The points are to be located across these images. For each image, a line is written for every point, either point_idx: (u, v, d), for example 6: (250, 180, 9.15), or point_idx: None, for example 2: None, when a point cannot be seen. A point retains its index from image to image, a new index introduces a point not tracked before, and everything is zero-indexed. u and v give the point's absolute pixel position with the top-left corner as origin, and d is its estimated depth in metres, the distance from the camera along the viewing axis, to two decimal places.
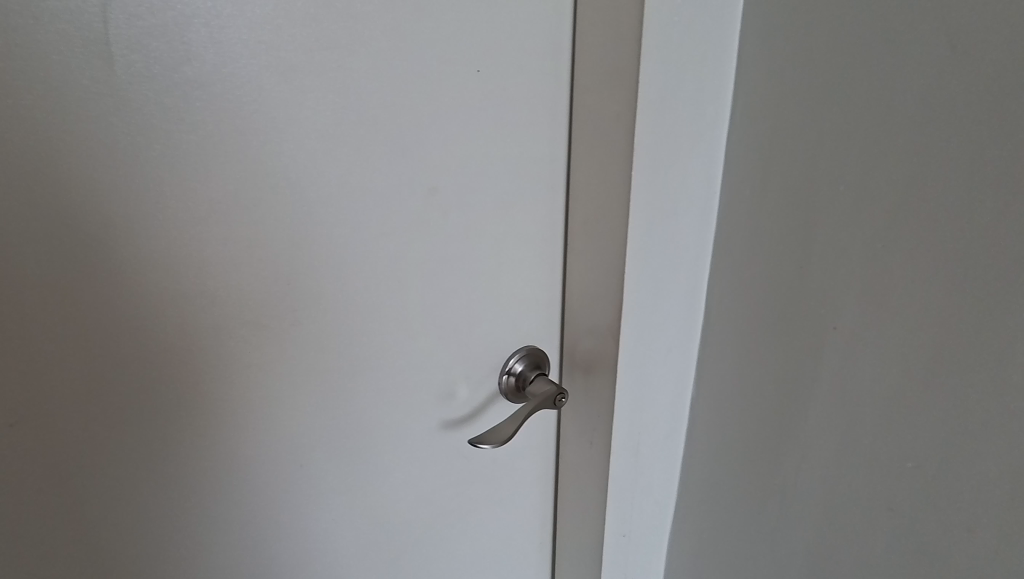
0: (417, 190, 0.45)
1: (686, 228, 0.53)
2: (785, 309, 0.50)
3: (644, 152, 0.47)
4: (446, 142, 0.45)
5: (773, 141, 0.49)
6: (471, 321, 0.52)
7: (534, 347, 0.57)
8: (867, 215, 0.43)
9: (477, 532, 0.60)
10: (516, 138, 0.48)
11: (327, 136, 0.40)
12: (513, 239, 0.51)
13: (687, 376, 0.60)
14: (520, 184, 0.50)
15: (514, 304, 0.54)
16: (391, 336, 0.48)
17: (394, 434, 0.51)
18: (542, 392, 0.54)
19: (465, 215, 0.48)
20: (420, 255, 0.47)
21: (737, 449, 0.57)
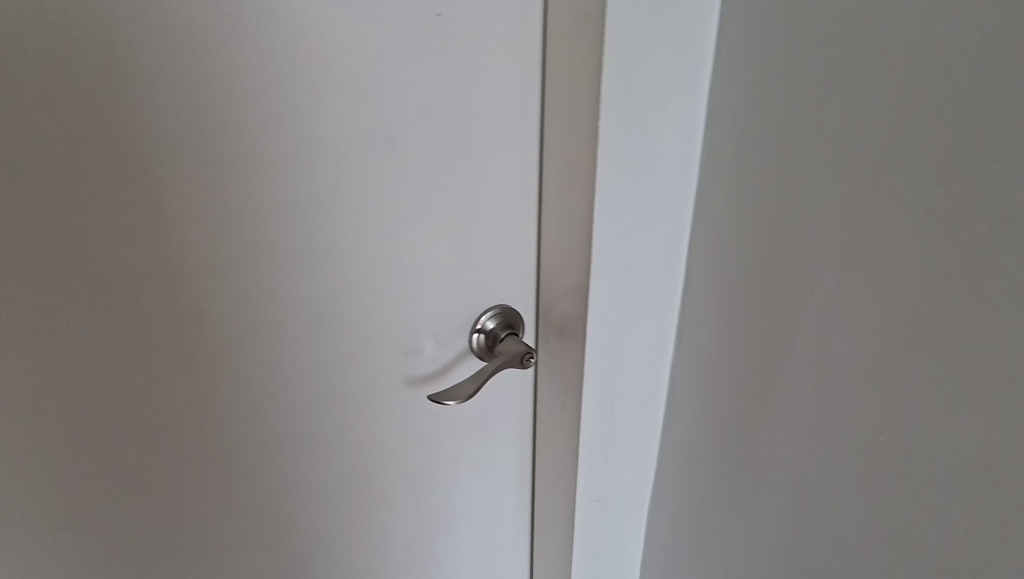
0: (374, 138, 0.44)
1: (663, 185, 0.50)
2: (762, 273, 0.48)
3: (613, 103, 0.44)
4: (406, 89, 0.44)
5: (755, 93, 0.46)
6: (437, 276, 0.51)
7: (507, 305, 0.56)
8: (849, 172, 0.40)
9: (447, 490, 0.60)
10: (483, 87, 0.47)
11: (277, 81, 0.39)
12: (482, 193, 0.50)
13: (666, 342, 0.58)
14: (488, 135, 0.48)
15: (484, 261, 0.53)
16: (351, 289, 0.47)
17: (357, 388, 0.51)
18: (511, 350, 0.53)
19: (428, 166, 0.47)
20: (380, 207, 0.46)
21: (713, 418, 0.56)
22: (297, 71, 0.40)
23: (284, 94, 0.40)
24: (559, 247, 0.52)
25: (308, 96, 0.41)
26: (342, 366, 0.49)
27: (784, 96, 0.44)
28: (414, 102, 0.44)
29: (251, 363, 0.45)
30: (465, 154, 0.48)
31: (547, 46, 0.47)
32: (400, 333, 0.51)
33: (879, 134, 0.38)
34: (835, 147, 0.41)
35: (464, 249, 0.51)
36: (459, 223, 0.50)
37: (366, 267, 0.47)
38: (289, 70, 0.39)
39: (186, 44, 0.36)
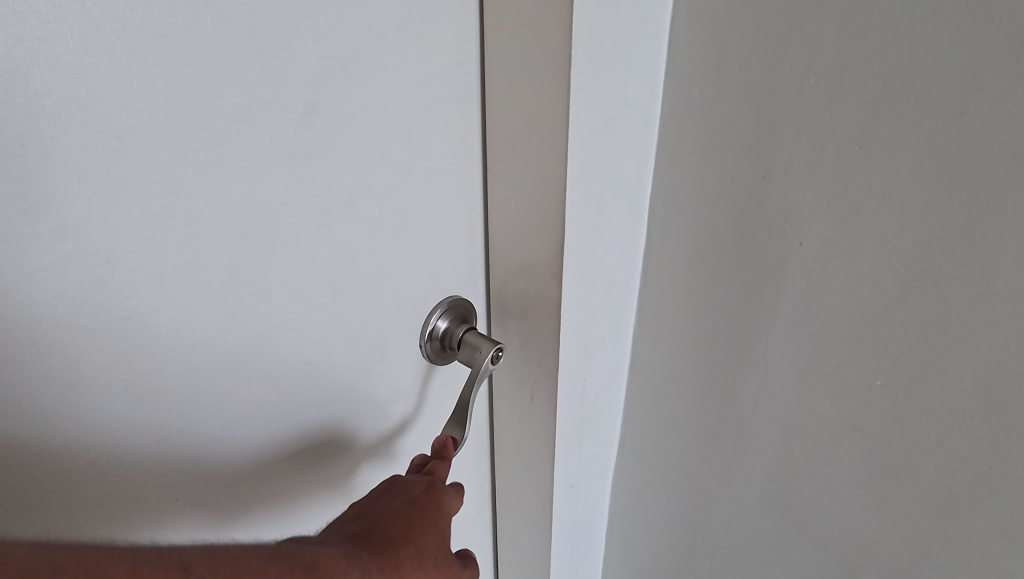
0: (289, 110, 0.33)
1: (627, 140, 0.44)
2: (741, 227, 0.44)
3: (584, 47, 0.37)
4: (322, 38, 0.33)
5: (723, 27, 0.41)
6: (377, 273, 0.41)
7: (457, 297, 0.48)
8: (840, 114, 0.38)
9: None
10: (415, 29, 0.37)
11: (138, 33, 0.27)
12: (424, 168, 0.41)
13: (629, 310, 0.54)
14: (424, 95, 0.39)
15: (429, 247, 0.44)
16: (275, 305, 0.36)
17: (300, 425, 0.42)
18: (473, 351, 0.46)
19: (357, 138, 0.37)
20: (304, 200, 0.35)
21: (688, 383, 0.53)
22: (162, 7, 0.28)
23: (148, 44, 0.28)
24: (515, 222, 0.44)
25: (185, 44, 0.29)
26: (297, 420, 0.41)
27: (761, 28, 0.39)
28: (331, 54, 0.34)
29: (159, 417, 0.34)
30: (398, 119, 0.38)
31: None
32: (338, 347, 0.41)
33: (876, 69, 0.36)
34: (826, 84, 0.38)
35: (406, 237, 0.42)
36: (399, 207, 0.40)
37: (293, 275, 0.37)
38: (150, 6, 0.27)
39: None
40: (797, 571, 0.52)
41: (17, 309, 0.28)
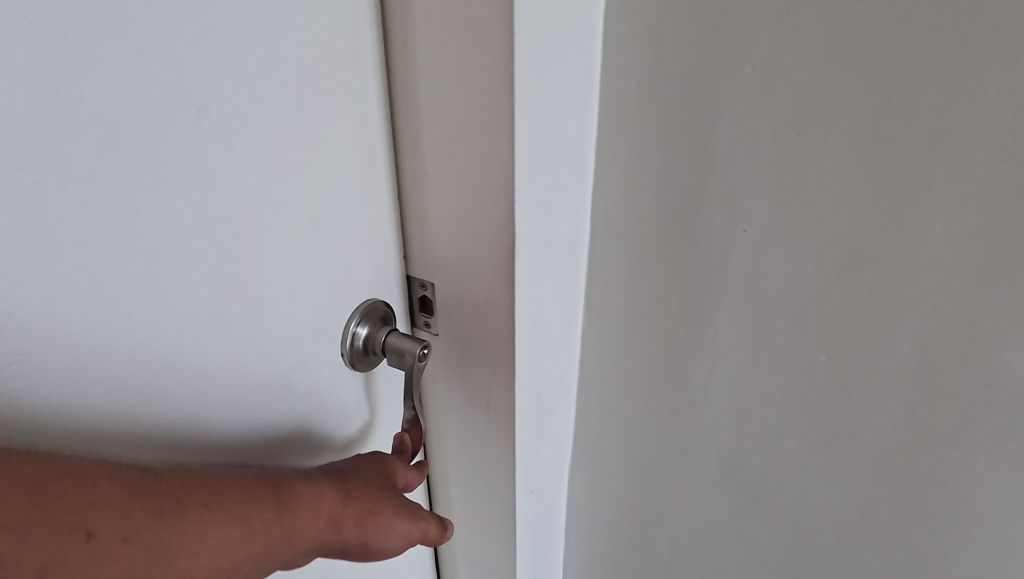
0: (172, 109, 0.29)
1: (568, 136, 0.43)
2: (684, 217, 0.45)
3: (524, 39, 0.35)
4: (203, 29, 0.30)
5: (657, 17, 0.40)
6: (289, 287, 0.38)
7: (375, 301, 0.44)
8: (776, 101, 0.38)
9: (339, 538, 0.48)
10: (312, 19, 0.34)
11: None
12: (330, 167, 0.38)
13: (577, 307, 0.53)
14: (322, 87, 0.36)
15: (343, 254, 0.41)
16: (178, 334, 0.32)
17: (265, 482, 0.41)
18: (403, 353, 0.43)
19: (257, 141, 0.33)
20: (203, 209, 0.32)
21: (639, 374, 0.53)
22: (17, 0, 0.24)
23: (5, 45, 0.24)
24: (457, 227, 0.42)
25: (51, 45, 0.25)
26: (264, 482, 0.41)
27: (693, 16, 0.39)
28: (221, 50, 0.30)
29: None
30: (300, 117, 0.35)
31: None
32: (255, 367, 0.37)
33: (810, 56, 0.36)
34: (761, 73, 0.38)
35: (318, 246, 0.39)
36: (306, 213, 0.37)
37: (196, 296, 0.33)
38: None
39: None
40: (753, 544, 0.54)
41: None
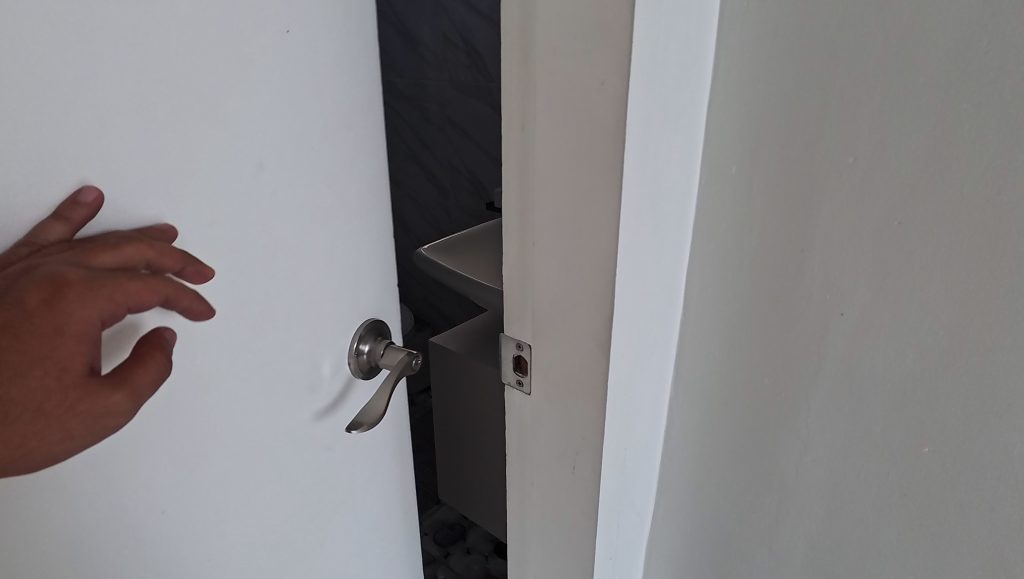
0: (242, 166, 0.36)
1: (668, 214, 0.45)
2: (780, 296, 0.46)
3: (636, 129, 0.38)
4: (269, 109, 0.37)
5: (760, 110, 0.43)
6: (324, 312, 0.44)
7: (376, 317, 0.49)
8: (878, 192, 0.40)
9: (363, 530, 0.53)
10: (349, 97, 0.42)
11: (136, 110, 0.31)
12: (356, 211, 0.45)
13: (666, 378, 0.54)
14: (351, 148, 0.43)
15: (357, 284, 0.47)
16: (234, 347, 0.39)
17: (322, 488, 0.48)
18: (406, 364, 0.48)
19: (294, 189, 0.40)
20: (258, 241, 0.38)
21: (727, 448, 0.53)
22: (156, 91, 0.32)
23: (147, 119, 0.32)
24: (560, 295, 0.45)
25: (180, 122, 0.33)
26: (318, 491, 0.47)
27: (796, 107, 0.41)
28: (272, 116, 0.38)
29: (150, 488, 0.36)
30: (329, 170, 0.42)
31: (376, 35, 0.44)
32: (293, 368, 0.43)
33: (913, 152, 0.38)
34: (865, 163, 0.40)
35: (338, 278, 0.45)
36: (323, 249, 0.43)
37: (253, 314, 0.39)
38: (145, 89, 0.31)
39: (23, 57, 0.27)
40: None
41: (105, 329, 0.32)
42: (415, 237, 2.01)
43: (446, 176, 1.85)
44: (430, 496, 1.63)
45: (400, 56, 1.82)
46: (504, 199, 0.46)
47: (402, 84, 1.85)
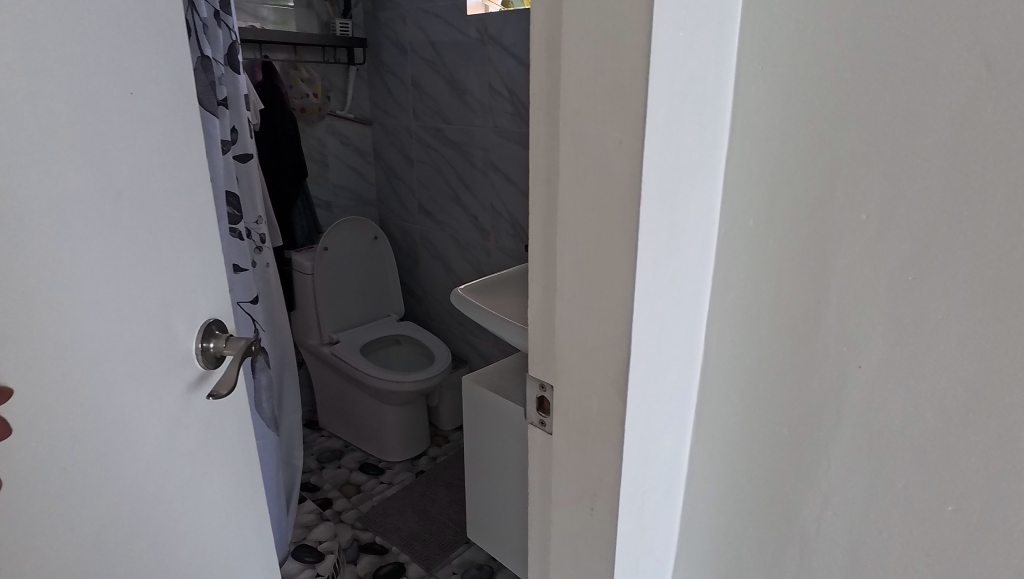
0: (104, 196, 0.54)
1: (687, 263, 0.47)
2: (796, 346, 0.46)
3: (652, 186, 0.41)
4: (132, 162, 0.56)
5: (775, 167, 0.44)
6: (178, 319, 0.63)
7: (212, 318, 0.68)
8: (889, 248, 0.41)
9: (205, 505, 0.69)
10: (176, 144, 0.61)
11: (41, 169, 0.49)
12: (196, 230, 0.65)
13: (687, 424, 0.54)
14: (185, 183, 0.63)
15: (196, 293, 0.65)
16: (86, 336, 0.54)
17: (173, 460, 0.64)
18: (246, 348, 0.69)
19: (150, 220, 0.59)
20: (115, 252, 0.55)
21: (747, 498, 0.53)
22: (49, 151, 0.50)
23: (40, 171, 0.49)
24: (578, 338, 0.47)
25: (68, 166, 0.51)
26: (191, 472, 0.66)
27: (806, 165, 0.43)
28: (104, 152, 0.54)
29: (27, 443, 0.51)
30: (179, 201, 0.62)
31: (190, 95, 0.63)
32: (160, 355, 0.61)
33: (926, 210, 0.39)
34: (878, 219, 0.41)
35: (189, 288, 0.64)
36: (147, 250, 0.59)
37: (116, 312, 0.56)
38: (59, 160, 0.50)
39: None
40: None
41: (38, 324, 0.50)
42: (455, 276, 2.06)
43: (487, 219, 1.91)
44: (460, 534, 1.63)
45: (448, 104, 1.91)
46: (529, 247, 0.49)
47: (448, 130, 1.93)
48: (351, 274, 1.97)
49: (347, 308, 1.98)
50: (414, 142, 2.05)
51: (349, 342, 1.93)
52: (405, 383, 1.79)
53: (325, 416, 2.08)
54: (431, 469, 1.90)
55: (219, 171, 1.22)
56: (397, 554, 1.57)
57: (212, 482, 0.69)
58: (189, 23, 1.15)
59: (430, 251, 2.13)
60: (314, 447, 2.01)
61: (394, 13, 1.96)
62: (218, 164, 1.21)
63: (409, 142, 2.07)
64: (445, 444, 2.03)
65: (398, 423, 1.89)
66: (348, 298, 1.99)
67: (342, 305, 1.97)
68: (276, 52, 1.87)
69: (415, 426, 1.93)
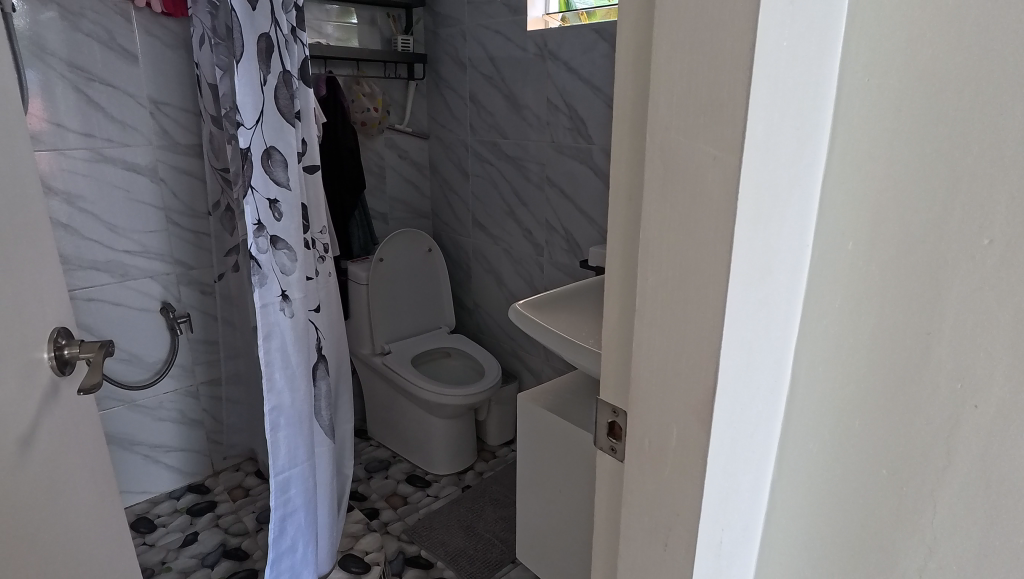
0: None
1: (779, 288, 0.44)
2: (897, 380, 0.43)
3: (748, 204, 0.38)
4: None
5: (880, 186, 0.41)
6: (30, 327, 0.68)
7: (57, 327, 0.74)
8: (1014, 277, 0.37)
9: (69, 500, 0.74)
10: (7, 157, 0.66)
11: None
12: (28, 237, 0.70)
13: (768, 459, 0.50)
14: (17, 195, 0.68)
15: (40, 300, 0.71)
16: None
17: (42, 458, 0.69)
18: (103, 349, 0.76)
19: None
20: None
21: (837, 542, 0.49)
22: None
23: None
24: (657, 363, 0.45)
25: None
26: (56, 471, 0.72)
27: (916, 185, 0.39)
28: None
29: None
30: (16, 211, 0.68)
31: (12, 109, 0.68)
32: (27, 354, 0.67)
33: None
34: (1002, 246, 0.37)
35: (32, 294, 0.69)
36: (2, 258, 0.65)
37: None
38: None
39: None
40: None
41: None
42: (508, 290, 2.05)
43: (541, 233, 1.90)
44: (506, 553, 1.60)
45: (505, 118, 1.91)
46: (607, 266, 0.48)
47: (505, 145, 1.94)
48: (405, 285, 2.00)
49: (399, 319, 2.00)
50: (471, 156, 2.07)
51: (401, 352, 1.95)
52: (453, 395, 1.78)
53: (374, 426, 2.10)
54: (478, 484, 1.88)
55: (297, 181, 1.27)
56: (442, 569, 1.55)
57: (69, 482, 0.74)
58: (271, 38, 1.19)
59: (483, 265, 2.13)
60: (362, 456, 2.03)
61: (455, 29, 1.99)
62: (295, 174, 1.27)
63: (465, 156, 2.09)
64: (492, 459, 2.01)
65: (447, 436, 1.89)
66: (401, 309, 2.01)
67: (395, 316, 1.99)
68: (340, 67, 1.93)
69: (461, 439, 1.92)
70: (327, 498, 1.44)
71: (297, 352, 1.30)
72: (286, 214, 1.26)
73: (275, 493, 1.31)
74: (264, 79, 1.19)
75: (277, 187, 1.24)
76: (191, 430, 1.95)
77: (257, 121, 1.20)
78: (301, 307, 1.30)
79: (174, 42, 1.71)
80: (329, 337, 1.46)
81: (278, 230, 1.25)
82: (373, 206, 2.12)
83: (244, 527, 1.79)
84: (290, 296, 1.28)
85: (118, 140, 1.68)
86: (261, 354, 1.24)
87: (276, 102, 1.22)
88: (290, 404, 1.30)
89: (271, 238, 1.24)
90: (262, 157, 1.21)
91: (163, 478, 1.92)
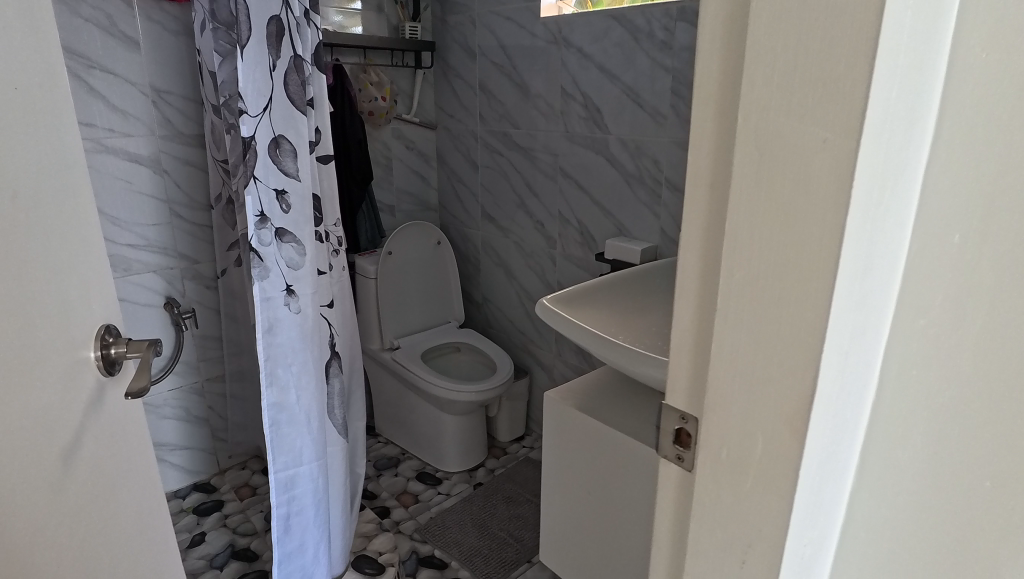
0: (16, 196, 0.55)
1: (876, 285, 0.40)
2: (1006, 384, 0.39)
3: (863, 188, 0.35)
4: (32, 162, 0.58)
5: (993, 174, 0.37)
6: (76, 325, 0.65)
7: (105, 323, 0.70)
8: None
9: (114, 508, 0.70)
10: (56, 141, 0.62)
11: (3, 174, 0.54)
12: (78, 226, 0.66)
13: (848, 469, 0.47)
14: (67, 181, 0.64)
15: (88, 295, 0.67)
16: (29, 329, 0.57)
17: (89, 465, 0.65)
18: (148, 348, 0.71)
19: (44, 220, 0.60)
20: (27, 251, 0.57)
21: (925, 558, 0.45)
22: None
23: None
24: (741, 367, 0.41)
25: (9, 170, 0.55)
26: (101, 479, 0.68)
27: None
28: (11, 154, 0.55)
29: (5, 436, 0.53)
30: (64, 200, 0.64)
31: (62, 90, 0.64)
32: (73, 354, 0.64)
33: None
34: None
35: (80, 289, 0.66)
36: (50, 250, 0.61)
37: (31, 312, 0.57)
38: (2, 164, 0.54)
39: None
40: None
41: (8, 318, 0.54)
42: (518, 284, 2.01)
43: (555, 225, 1.85)
44: (522, 552, 1.57)
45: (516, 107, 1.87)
46: (681, 262, 0.44)
47: (516, 134, 1.89)
48: (414, 279, 1.96)
49: (407, 313, 1.96)
50: (480, 146, 2.02)
51: (410, 347, 1.91)
52: (466, 391, 1.75)
53: (382, 423, 2.06)
54: (489, 482, 1.85)
55: (307, 171, 1.23)
56: (457, 570, 1.52)
57: (116, 489, 0.71)
58: (282, 20, 1.14)
59: (492, 258, 2.09)
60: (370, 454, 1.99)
61: (464, 16, 1.93)
62: (306, 164, 1.22)
63: (474, 146, 2.04)
64: (502, 456, 1.98)
65: (457, 432, 1.85)
66: (410, 304, 1.97)
67: (403, 310, 1.95)
68: (347, 55, 1.88)
69: (473, 435, 1.89)
70: (338, 498, 1.41)
71: (303, 348, 1.25)
72: (295, 206, 1.21)
73: (277, 491, 1.27)
74: (273, 64, 1.14)
75: (285, 177, 1.19)
76: (197, 427, 1.91)
77: (263, 108, 1.15)
78: (309, 303, 1.25)
79: (176, 28, 1.65)
80: (342, 332, 1.42)
81: (285, 223, 1.20)
82: (380, 198, 2.07)
83: (252, 526, 1.76)
84: (295, 291, 1.23)
85: (119, 129, 1.62)
86: (259, 348, 1.20)
87: (286, 88, 1.17)
88: (292, 402, 1.26)
89: (274, 231, 1.20)
90: (271, 147, 1.17)
91: (168, 476, 1.88)
